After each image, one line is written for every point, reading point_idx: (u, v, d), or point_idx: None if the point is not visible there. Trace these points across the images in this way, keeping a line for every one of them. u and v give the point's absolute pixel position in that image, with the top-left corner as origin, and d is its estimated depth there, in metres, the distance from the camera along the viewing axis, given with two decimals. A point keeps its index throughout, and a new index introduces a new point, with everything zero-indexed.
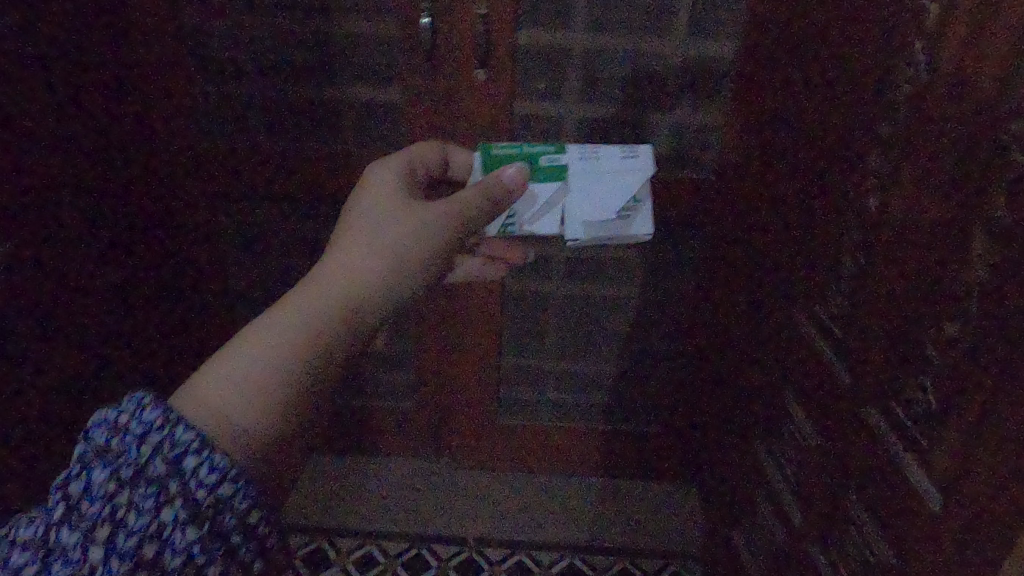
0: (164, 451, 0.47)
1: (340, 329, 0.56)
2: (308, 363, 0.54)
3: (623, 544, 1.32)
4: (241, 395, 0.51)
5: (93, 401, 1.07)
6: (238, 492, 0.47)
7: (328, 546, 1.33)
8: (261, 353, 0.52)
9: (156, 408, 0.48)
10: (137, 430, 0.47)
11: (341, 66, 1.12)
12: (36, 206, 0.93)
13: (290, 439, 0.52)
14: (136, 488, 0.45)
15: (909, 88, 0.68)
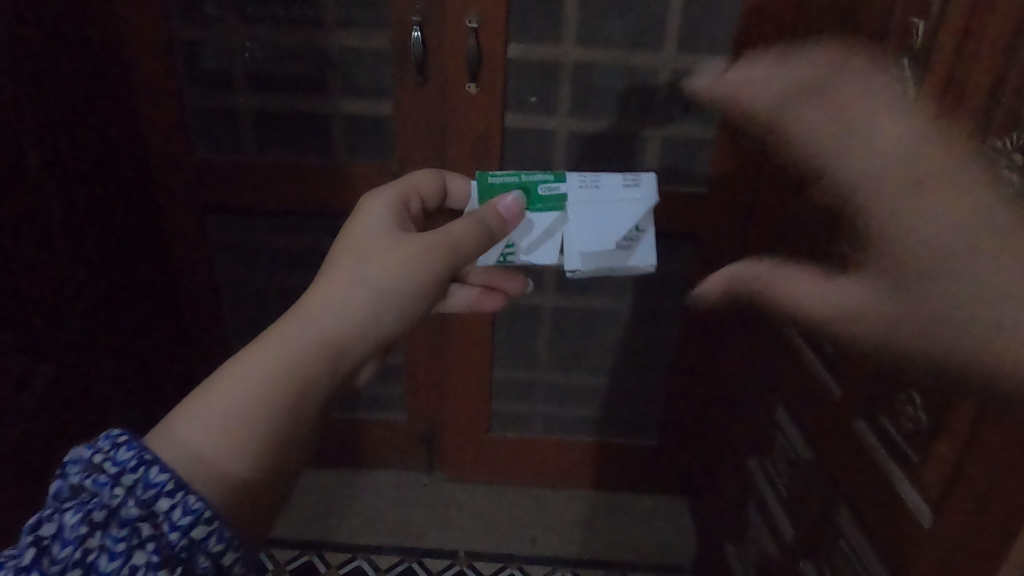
0: (138, 492, 0.42)
1: (331, 368, 0.49)
2: (295, 406, 0.46)
3: (616, 557, 1.31)
4: (217, 439, 0.43)
5: (82, 412, 1.05)
6: (216, 535, 0.42)
7: (318, 560, 1.28)
8: (239, 395, 0.45)
9: (132, 446, 0.43)
10: (111, 471, 0.42)
11: (333, 79, 1.12)
12: (30, 212, 0.92)
13: (270, 490, 0.45)
14: (107, 531, 0.41)
15: (900, 105, 0.69)
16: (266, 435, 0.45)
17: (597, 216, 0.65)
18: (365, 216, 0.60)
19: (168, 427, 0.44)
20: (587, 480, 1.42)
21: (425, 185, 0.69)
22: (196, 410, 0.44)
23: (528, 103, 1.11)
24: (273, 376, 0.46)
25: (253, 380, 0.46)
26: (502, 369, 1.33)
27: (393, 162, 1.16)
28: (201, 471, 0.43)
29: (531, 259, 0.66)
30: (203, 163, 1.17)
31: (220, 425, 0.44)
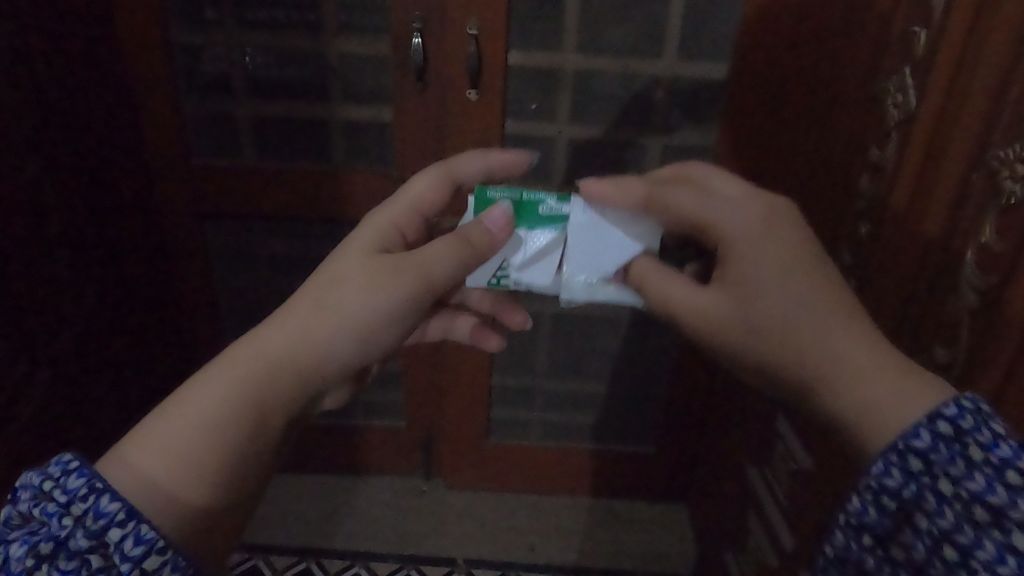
0: (88, 522, 0.42)
1: (275, 398, 0.52)
2: (237, 434, 0.49)
3: (616, 564, 1.30)
4: (163, 463, 0.46)
5: (78, 418, 1.05)
6: (170, 565, 0.43)
7: (315, 567, 1.27)
8: (186, 420, 0.48)
9: (82, 473, 0.44)
10: (61, 500, 0.43)
11: (333, 85, 1.12)
12: (27, 218, 0.92)
13: (223, 511, 0.48)
14: (55, 563, 0.42)
15: (901, 114, 0.68)
16: (214, 463, 0.48)
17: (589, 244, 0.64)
18: (346, 242, 0.62)
19: (123, 451, 0.47)
20: (586, 487, 1.42)
21: (431, 198, 0.68)
22: (151, 435, 0.47)
23: (528, 109, 1.11)
24: (221, 404, 0.49)
25: (205, 410, 0.48)
26: (501, 376, 1.32)
27: (392, 168, 1.16)
28: (152, 496, 0.45)
29: (523, 281, 0.66)
30: (201, 168, 1.17)
31: (167, 448, 0.47)
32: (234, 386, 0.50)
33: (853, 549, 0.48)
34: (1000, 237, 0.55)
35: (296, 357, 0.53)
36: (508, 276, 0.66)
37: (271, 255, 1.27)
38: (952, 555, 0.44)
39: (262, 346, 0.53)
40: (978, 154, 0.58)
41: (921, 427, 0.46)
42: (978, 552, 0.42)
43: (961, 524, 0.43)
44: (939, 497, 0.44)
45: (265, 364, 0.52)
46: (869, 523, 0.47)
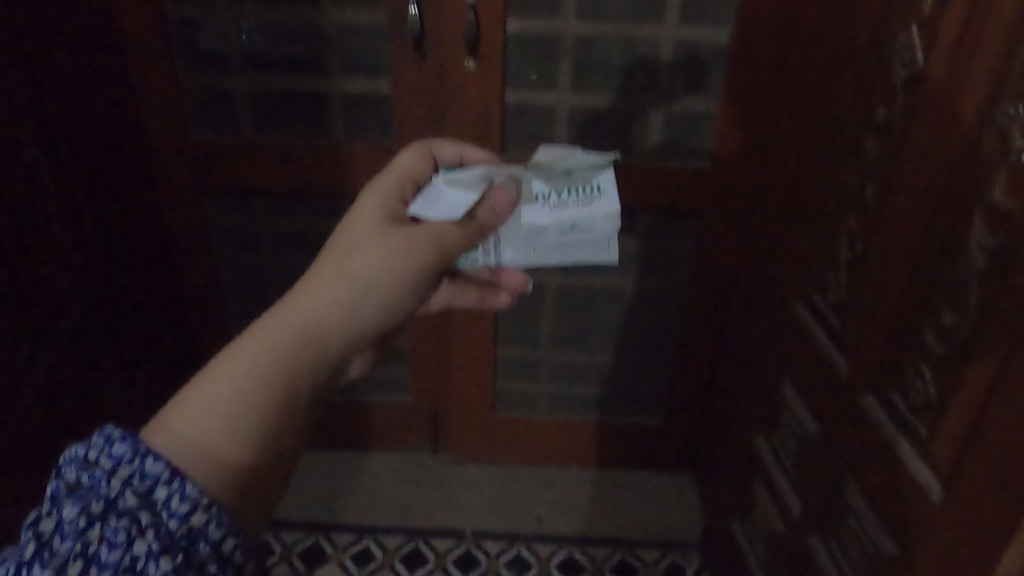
0: (136, 484, 0.41)
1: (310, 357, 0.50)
2: (278, 394, 0.47)
3: (623, 535, 1.31)
4: (204, 427, 0.44)
5: (84, 397, 1.05)
6: (214, 522, 0.41)
7: (325, 543, 1.28)
8: (226, 384, 0.46)
9: (127, 438, 0.42)
10: (107, 464, 0.41)
11: (331, 58, 1.11)
12: (30, 195, 0.91)
13: (266, 475, 0.46)
14: (106, 523, 0.38)
15: (908, 75, 0.67)
16: (255, 423, 0.46)
17: (551, 205, 0.60)
18: (349, 220, 0.60)
19: (164, 419, 0.45)
20: (591, 459, 1.42)
21: (418, 170, 0.66)
22: (189, 403, 0.45)
23: (527, 79, 1.09)
24: (261, 364, 0.47)
25: (244, 370, 0.46)
26: (505, 350, 1.32)
27: (392, 142, 1.15)
28: (197, 460, 0.43)
29: (499, 257, 0.64)
30: (199, 145, 1.15)
31: (208, 413, 0.45)
32: (272, 346, 0.48)
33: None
34: (1011, 194, 0.53)
35: (330, 320, 0.52)
36: (480, 254, 0.64)
37: (271, 233, 1.26)
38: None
39: (294, 310, 0.51)
40: (989, 111, 0.57)
41: None
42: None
43: None
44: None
45: (300, 327, 0.50)
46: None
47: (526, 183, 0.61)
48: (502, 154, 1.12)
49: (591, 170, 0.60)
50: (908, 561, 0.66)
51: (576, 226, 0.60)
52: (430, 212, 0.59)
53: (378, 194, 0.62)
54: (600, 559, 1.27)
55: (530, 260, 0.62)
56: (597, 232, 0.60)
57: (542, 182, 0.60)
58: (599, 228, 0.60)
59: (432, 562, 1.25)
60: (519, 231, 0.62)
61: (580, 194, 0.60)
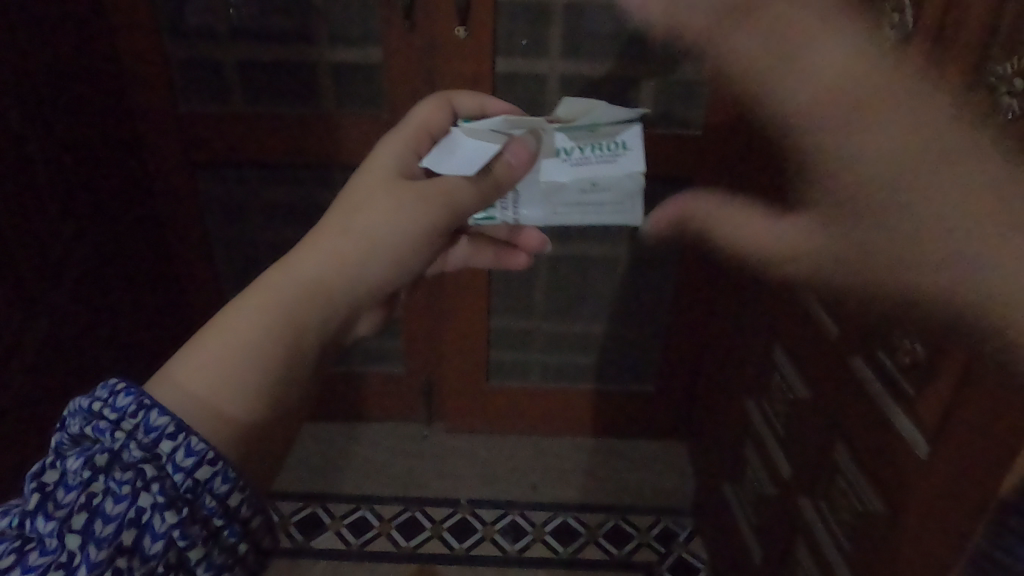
0: (140, 436, 0.41)
1: (313, 313, 0.49)
2: (282, 348, 0.47)
3: (616, 501, 1.32)
4: (210, 382, 0.44)
5: (78, 369, 1.05)
6: (221, 476, 0.41)
7: (322, 512, 1.29)
8: (230, 338, 0.45)
9: (131, 391, 0.42)
10: (111, 417, 0.41)
11: (320, 27, 1.10)
12: (16, 167, 0.91)
13: (272, 429, 0.46)
14: (110, 475, 0.39)
15: (899, 35, 0.67)
16: (260, 379, 0.45)
17: (570, 160, 0.58)
18: (358, 178, 0.60)
19: (167, 375, 0.44)
20: (586, 427, 1.43)
21: (435, 121, 0.65)
22: (193, 357, 0.45)
23: (519, 47, 1.08)
24: (264, 319, 0.47)
25: (248, 325, 0.46)
26: (499, 320, 1.33)
27: (383, 112, 1.14)
28: (201, 416, 0.43)
29: (517, 212, 0.63)
30: (188, 116, 1.15)
31: (212, 368, 0.44)
32: (274, 301, 0.48)
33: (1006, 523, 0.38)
34: (1000, 152, 0.54)
35: (336, 279, 0.52)
36: (500, 208, 0.64)
37: (264, 205, 1.25)
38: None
39: (298, 267, 0.51)
40: None
41: None
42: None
43: None
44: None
45: (305, 286, 0.50)
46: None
47: (547, 136, 0.59)
48: None
49: (615, 127, 0.58)
50: (893, 516, 0.67)
51: (596, 185, 0.58)
52: (441, 164, 0.58)
53: (392, 150, 0.62)
54: (593, 524, 1.28)
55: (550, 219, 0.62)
56: (619, 193, 0.59)
57: (562, 134, 0.58)
58: (621, 188, 0.58)
59: (428, 530, 1.26)
60: (538, 186, 0.60)
61: (602, 149, 0.58)
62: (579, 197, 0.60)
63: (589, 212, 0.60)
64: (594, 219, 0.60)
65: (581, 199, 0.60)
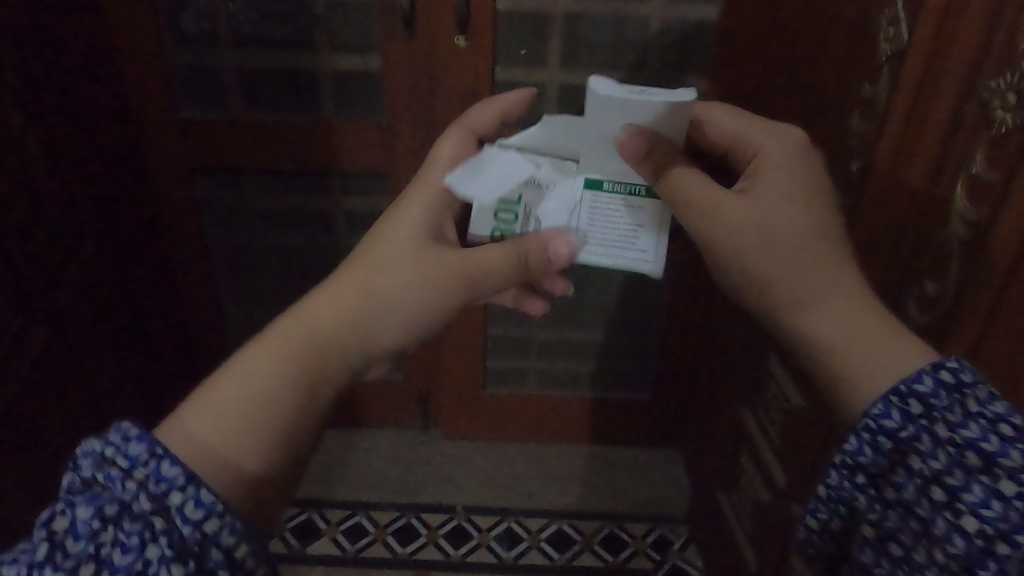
0: (150, 486, 0.42)
1: (326, 363, 0.51)
2: (297, 397, 0.49)
3: (613, 509, 1.32)
4: (228, 430, 0.46)
5: (87, 373, 1.05)
6: (228, 528, 0.42)
7: (318, 518, 1.29)
8: (249, 386, 0.48)
9: (143, 438, 0.43)
10: (123, 465, 0.42)
11: (320, 33, 1.10)
12: (26, 172, 0.91)
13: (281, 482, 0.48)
14: (120, 525, 0.40)
15: (893, 48, 0.68)
16: (272, 428, 0.47)
17: (590, 123, 0.60)
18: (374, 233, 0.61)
19: (181, 421, 0.46)
20: (582, 435, 1.44)
21: (456, 159, 0.65)
22: (211, 403, 0.47)
23: (518, 56, 1.09)
24: (282, 369, 0.49)
25: (264, 372, 0.49)
26: (497, 327, 1.33)
27: (383, 119, 1.15)
28: (211, 465, 0.45)
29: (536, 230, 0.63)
30: (190, 123, 1.15)
31: (229, 417, 0.46)
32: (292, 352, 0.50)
33: (845, 489, 0.48)
34: (994, 165, 0.54)
35: (349, 334, 0.53)
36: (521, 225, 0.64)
37: (263, 211, 1.26)
38: (916, 410, 0.46)
39: (310, 320, 0.53)
40: (970, 86, 0.58)
41: (924, 374, 0.47)
42: (1002, 460, 0.42)
43: (954, 467, 0.44)
44: (936, 440, 0.45)
45: (320, 336, 0.52)
46: (864, 464, 0.47)
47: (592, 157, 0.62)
48: None
49: None
50: None
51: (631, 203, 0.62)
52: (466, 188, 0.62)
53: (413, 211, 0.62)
54: (590, 531, 1.29)
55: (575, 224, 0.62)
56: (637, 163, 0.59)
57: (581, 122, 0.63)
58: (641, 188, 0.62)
59: (425, 536, 1.26)
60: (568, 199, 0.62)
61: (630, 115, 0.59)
62: (611, 215, 0.62)
63: (620, 232, 0.62)
64: (624, 240, 0.62)
65: (614, 217, 0.62)
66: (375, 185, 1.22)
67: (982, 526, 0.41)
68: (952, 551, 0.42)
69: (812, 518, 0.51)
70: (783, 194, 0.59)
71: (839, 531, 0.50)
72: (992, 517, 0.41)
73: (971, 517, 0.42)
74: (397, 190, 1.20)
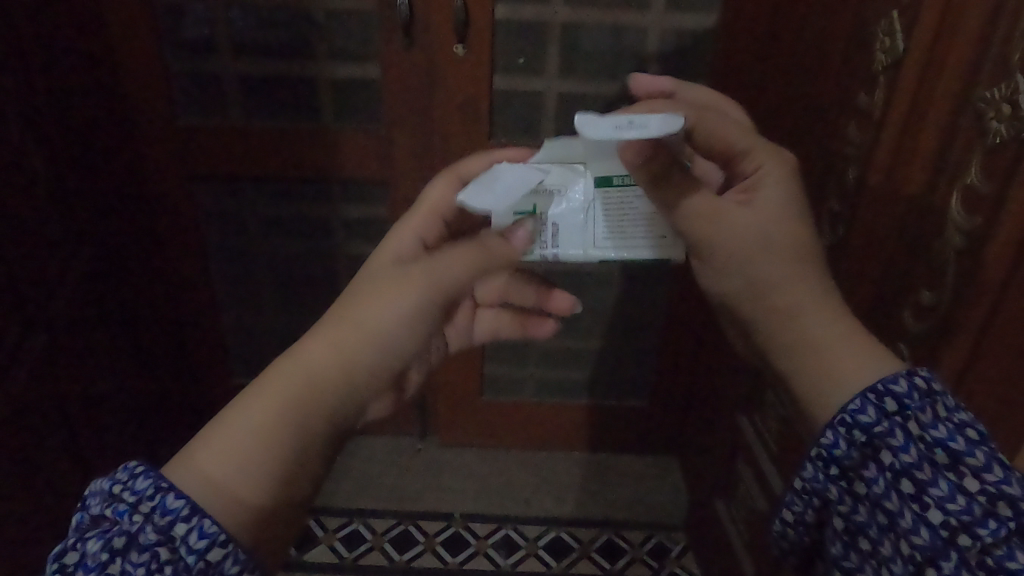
0: (156, 518, 0.42)
1: (321, 400, 0.49)
2: (293, 434, 0.47)
3: (611, 516, 1.32)
4: (238, 465, 0.45)
5: (88, 380, 1.05)
6: (232, 558, 0.42)
7: (315, 526, 1.29)
8: (246, 427, 0.46)
9: (150, 474, 0.44)
10: (131, 499, 0.43)
11: (319, 42, 1.11)
12: (28, 179, 0.91)
13: (286, 511, 0.46)
14: (127, 557, 0.41)
15: (888, 59, 0.69)
16: (276, 468, 0.46)
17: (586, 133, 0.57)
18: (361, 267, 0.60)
19: (189, 456, 0.45)
20: (579, 442, 1.44)
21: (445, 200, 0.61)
22: (214, 440, 0.45)
23: (516, 65, 1.10)
24: (276, 410, 0.47)
25: (253, 414, 0.47)
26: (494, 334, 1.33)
27: (381, 127, 1.15)
28: (217, 497, 0.44)
29: (555, 247, 0.60)
30: (189, 131, 1.15)
31: (235, 452, 0.45)
32: (283, 392, 0.48)
33: (818, 480, 0.47)
34: (988, 175, 0.55)
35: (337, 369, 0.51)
36: (538, 243, 0.60)
37: (262, 218, 1.26)
38: (890, 408, 0.45)
39: (303, 362, 0.50)
40: (965, 96, 0.58)
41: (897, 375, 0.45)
42: (968, 459, 0.42)
43: (922, 462, 0.43)
44: (907, 435, 0.44)
45: (312, 376, 0.50)
46: (837, 457, 0.46)
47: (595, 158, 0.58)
48: (491, 140, 1.13)
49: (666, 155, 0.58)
50: None
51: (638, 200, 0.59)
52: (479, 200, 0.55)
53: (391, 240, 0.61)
54: (587, 538, 1.29)
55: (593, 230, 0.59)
56: (646, 169, 0.55)
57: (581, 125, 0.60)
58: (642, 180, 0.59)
59: (422, 543, 1.26)
60: (576, 206, 0.59)
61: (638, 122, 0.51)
62: (621, 217, 0.59)
63: (633, 233, 0.59)
64: (639, 241, 0.59)
65: (625, 217, 0.59)
66: (373, 192, 1.22)
67: (946, 519, 0.41)
68: (917, 542, 0.42)
69: (788, 510, 0.50)
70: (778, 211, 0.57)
71: (814, 522, 0.49)
72: (956, 511, 0.41)
73: (936, 510, 0.42)
74: (395, 198, 1.20)
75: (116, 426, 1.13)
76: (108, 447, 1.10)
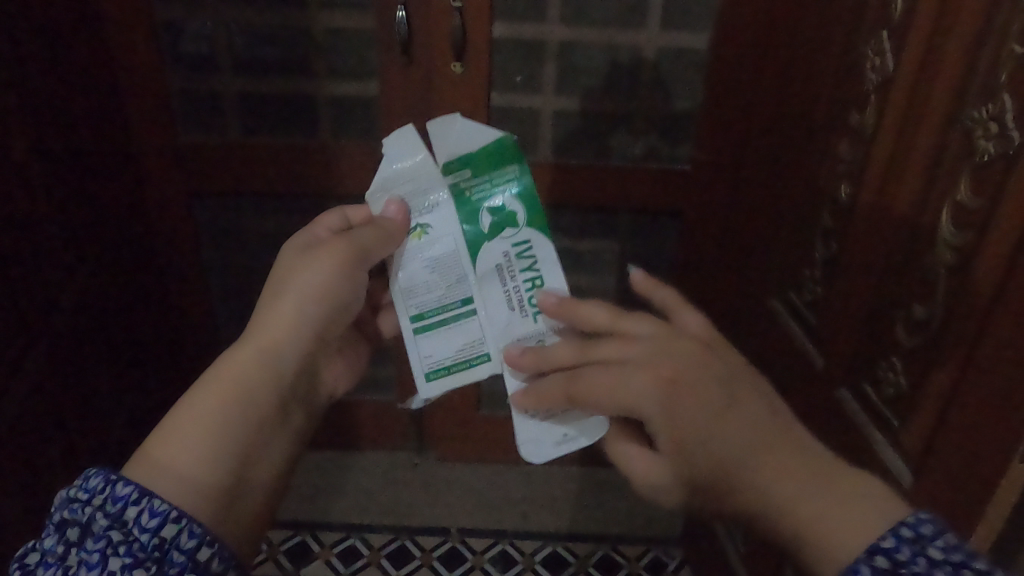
0: (107, 507, 0.46)
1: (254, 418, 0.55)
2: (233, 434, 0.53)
3: (608, 530, 1.33)
4: (189, 457, 0.50)
5: (90, 394, 1.05)
6: (186, 531, 0.46)
7: (312, 540, 1.30)
8: (188, 431, 0.51)
9: (99, 472, 0.48)
10: (82, 496, 0.46)
11: (319, 60, 1.12)
12: (31, 197, 0.92)
13: (235, 491, 0.51)
14: (83, 546, 0.45)
15: (878, 78, 0.70)
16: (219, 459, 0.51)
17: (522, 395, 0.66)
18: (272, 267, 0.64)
19: (143, 454, 0.50)
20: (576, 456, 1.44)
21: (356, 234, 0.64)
22: (166, 439, 0.50)
23: (514, 81, 1.11)
24: (217, 418, 0.53)
25: (198, 419, 0.52)
26: None
27: (380, 142, 1.16)
28: (172, 481, 0.48)
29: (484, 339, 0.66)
30: (189, 147, 1.16)
31: (183, 445, 0.50)
32: (225, 402, 0.54)
33: None
34: (977, 194, 0.56)
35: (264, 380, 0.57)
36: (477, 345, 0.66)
37: (262, 232, 1.28)
38: (884, 564, 0.41)
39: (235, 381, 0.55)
40: (952, 117, 0.60)
41: (885, 532, 0.43)
42: None
43: None
44: None
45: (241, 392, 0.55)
46: None
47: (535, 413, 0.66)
48: None
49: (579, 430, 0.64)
50: None
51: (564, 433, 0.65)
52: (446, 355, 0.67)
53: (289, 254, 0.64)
54: (583, 553, 1.30)
55: (517, 293, 0.66)
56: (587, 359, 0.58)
57: (421, 152, 0.67)
58: (496, 155, 0.67)
59: (419, 559, 1.27)
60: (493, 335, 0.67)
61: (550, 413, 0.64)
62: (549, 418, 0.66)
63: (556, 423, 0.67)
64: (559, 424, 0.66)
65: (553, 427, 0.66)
66: None
67: None
68: None
69: None
70: (708, 414, 0.51)
71: None
72: None
73: None
74: None
75: (114, 442, 1.13)
76: (107, 461, 1.10)
